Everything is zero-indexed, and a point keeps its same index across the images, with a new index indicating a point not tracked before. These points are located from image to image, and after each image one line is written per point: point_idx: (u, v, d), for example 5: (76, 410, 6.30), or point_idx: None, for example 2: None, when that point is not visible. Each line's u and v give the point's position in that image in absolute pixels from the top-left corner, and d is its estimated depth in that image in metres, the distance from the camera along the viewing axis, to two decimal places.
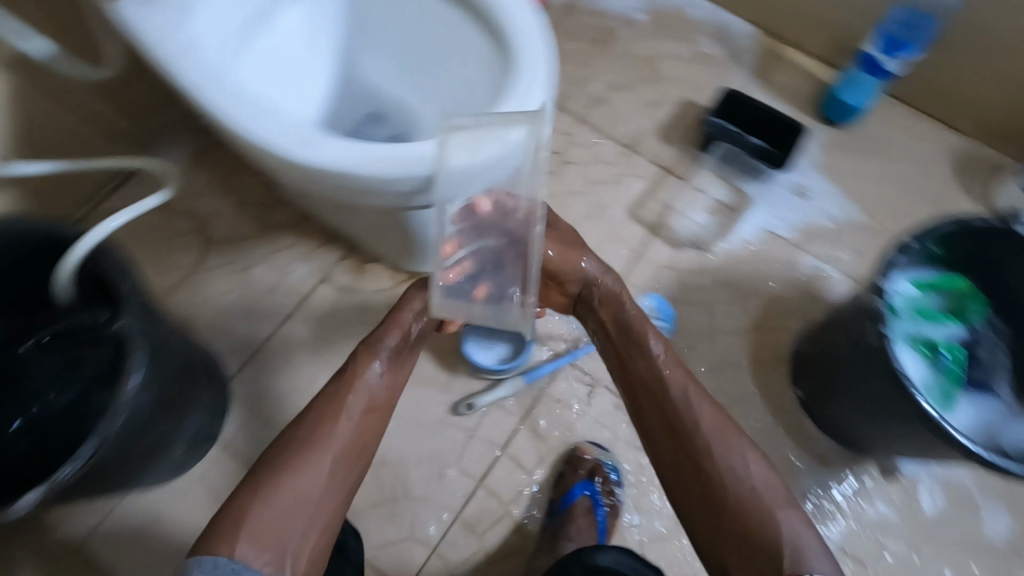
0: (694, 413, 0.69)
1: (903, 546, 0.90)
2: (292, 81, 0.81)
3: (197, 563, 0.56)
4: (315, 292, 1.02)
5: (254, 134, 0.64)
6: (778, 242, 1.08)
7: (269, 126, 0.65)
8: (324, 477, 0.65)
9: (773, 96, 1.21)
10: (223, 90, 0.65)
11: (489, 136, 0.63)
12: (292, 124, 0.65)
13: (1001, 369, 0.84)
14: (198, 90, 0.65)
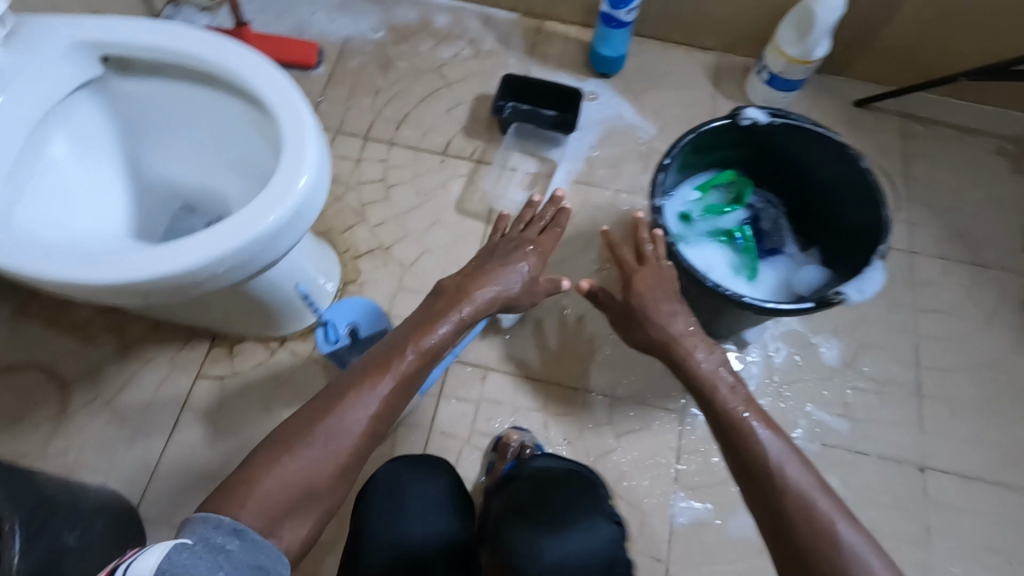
0: (799, 480, 0.62)
1: (771, 398, 1.06)
2: (72, 208, 0.81)
3: (197, 518, 0.52)
4: (194, 391, 1.03)
5: (52, 276, 0.65)
6: (596, 190, 1.22)
7: (65, 263, 0.66)
8: (327, 492, 0.60)
9: (550, 66, 1.34)
10: (7, 243, 0.66)
11: (277, 198, 0.69)
12: (88, 253, 0.67)
13: (787, 232, 1.02)
14: None
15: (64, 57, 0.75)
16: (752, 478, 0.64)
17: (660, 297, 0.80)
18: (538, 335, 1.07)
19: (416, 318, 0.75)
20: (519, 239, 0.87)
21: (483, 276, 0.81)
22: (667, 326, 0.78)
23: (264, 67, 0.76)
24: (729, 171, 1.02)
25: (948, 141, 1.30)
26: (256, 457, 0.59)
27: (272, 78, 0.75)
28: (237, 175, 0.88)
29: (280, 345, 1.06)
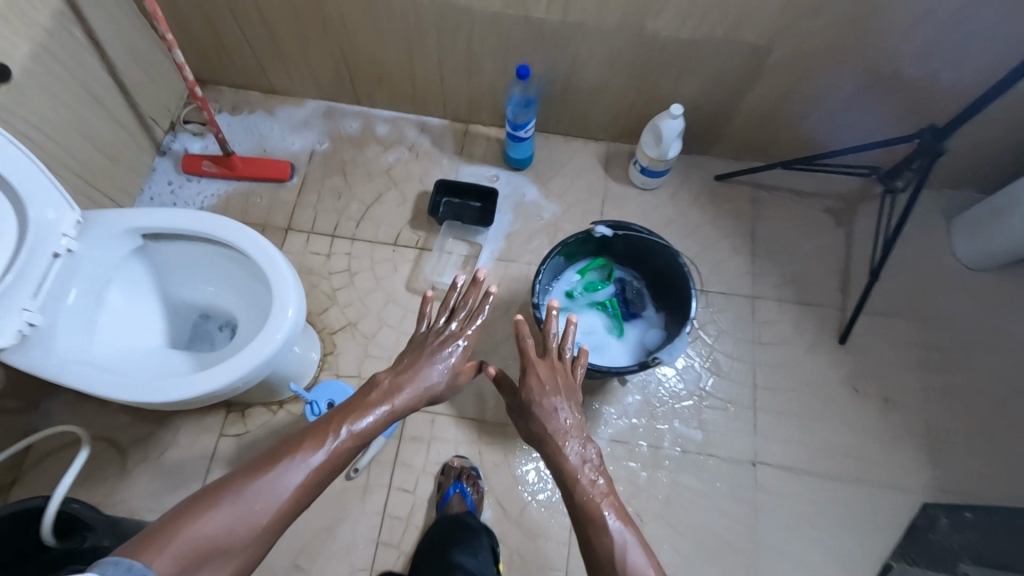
0: (631, 558, 0.89)
1: (645, 419, 1.43)
2: (127, 337, 1.16)
3: (113, 561, 0.68)
4: (219, 447, 1.39)
5: (133, 400, 1.00)
6: (513, 265, 1.58)
7: (140, 390, 1.01)
8: (248, 542, 0.79)
9: (476, 163, 1.69)
10: (102, 380, 1.01)
11: (270, 334, 1.04)
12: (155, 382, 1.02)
13: (646, 299, 1.39)
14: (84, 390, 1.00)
15: (117, 239, 1.10)
16: (595, 552, 0.91)
17: (549, 391, 1.07)
18: (472, 386, 1.44)
19: (347, 408, 0.99)
20: (440, 332, 1.12)
21: (413, 374, 1.06)
22: (549, 421, 1.05)
23: (255, 238, 1.11)
24: (599, 257, 1.39)
25: (790, 203, 1.66)
26: (189, 511, 0.79)
27: (261, 246, 1.10)
28: (239, 298, 1.23)
29: (279, 407, 1.42)
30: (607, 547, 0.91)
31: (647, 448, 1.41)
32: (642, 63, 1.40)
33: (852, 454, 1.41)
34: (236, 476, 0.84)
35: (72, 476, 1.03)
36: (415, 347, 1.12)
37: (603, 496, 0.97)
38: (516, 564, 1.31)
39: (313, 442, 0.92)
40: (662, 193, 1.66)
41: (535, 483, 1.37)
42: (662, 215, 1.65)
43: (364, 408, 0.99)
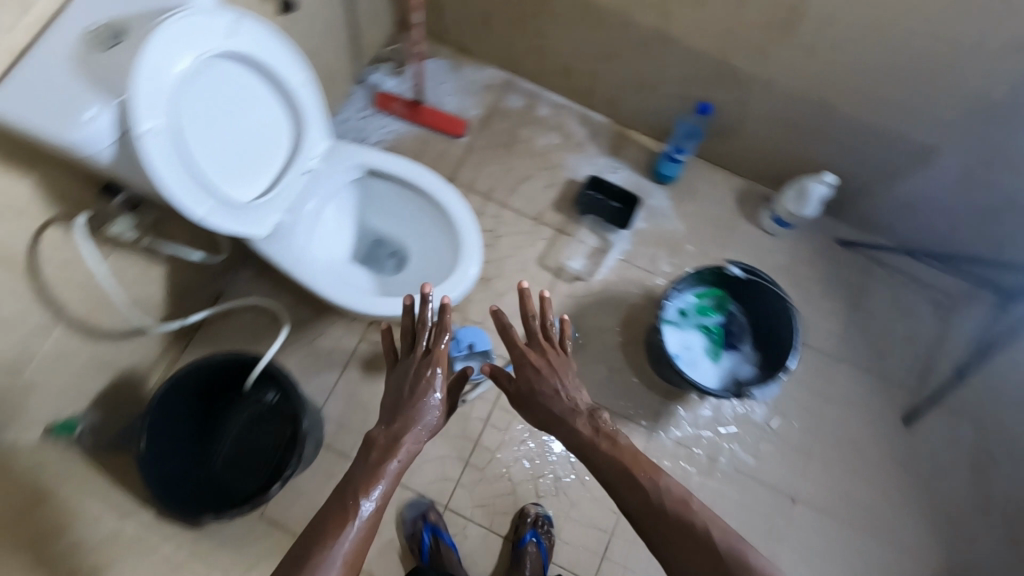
0: (669, 501, 0.97)
1: (710, 434, 1.64)
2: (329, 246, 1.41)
3: None
4: (358, 348, 1.66)
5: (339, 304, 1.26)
6: (632, 269, 1.77)
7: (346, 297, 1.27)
8: None
9: (624, 167, 1.86)
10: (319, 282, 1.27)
11: (455, 282, 1.27)
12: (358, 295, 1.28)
13: (745, 335, 1.56)
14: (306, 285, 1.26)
15: (347, 172, 1.34)
16: (636, 501, 0.99)
17: (548, 377, 1.13)
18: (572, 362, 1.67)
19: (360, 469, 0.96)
20: (407, 357, 1.09)
21: (406, 418, 1.02)
22: (554, 401, 1.12)
23: (456, 199, 1.33)
24: (717, 288, 1.56)
25: (897, 284, 1.78)
26: None
27: (459, 208, 1.33)
28: (418, 237, 1.47)
29: (412, 330, 1.69)
30: (641, 492, 0.99)
31: (705, 458, 1.62)
32: (803, 129, 1.50)
33: (880, 517, 1.59)
34: None
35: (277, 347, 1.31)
36: (394, 387, 1.06)
37: (627, 452, 1.05)
38: (572, 515, 1.56)
39: (345, 519, 0.89)
40: (784, 241, 1.80)
41: None
42: (778, 261, 1.78)
43: (376, 474, 0.95)
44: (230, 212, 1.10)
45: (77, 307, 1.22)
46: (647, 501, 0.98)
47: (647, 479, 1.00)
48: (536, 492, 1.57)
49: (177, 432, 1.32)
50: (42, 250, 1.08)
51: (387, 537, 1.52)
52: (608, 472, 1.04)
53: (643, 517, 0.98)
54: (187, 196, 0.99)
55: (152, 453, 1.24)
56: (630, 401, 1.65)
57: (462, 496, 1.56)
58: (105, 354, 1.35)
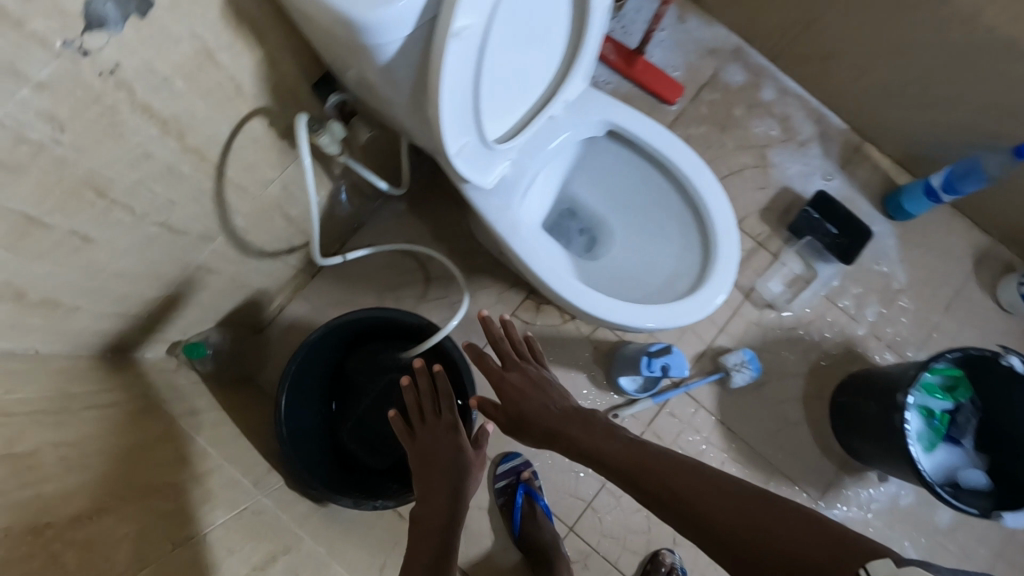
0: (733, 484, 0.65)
1: (883, 523, 1.40)
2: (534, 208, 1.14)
3: None
4: (506, 324, 1.43)
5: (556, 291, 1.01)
6: (835, 310, 1.49)
7: (564, 286, 1.01)
8: None
9: (852, 187, 1.55)
10: (537, 257, 1.01)
11: (695, 306, 1.01)
12: (578, 287, 1.02)
13: (971, 430, 1.29)
14: (521, 258, 1.00)
15: (593, 127, 1.06)
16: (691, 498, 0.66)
17: (529, 396, 0.87)
18: (744, 401, 1.43)
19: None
20: (423, 424, 0.89)
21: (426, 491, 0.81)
22: (541, 412, 0.85)
23: (724, 203, 1.05)
24: (959, 368, 1.25)
25: None
26: None
27: (724, 214, 1.05)
28: (632, 226, 1.20)
29: (570, 318, 1.45)
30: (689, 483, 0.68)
31: None
32: None
33: None
34: None
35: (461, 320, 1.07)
36: (421, 456, 0.86)
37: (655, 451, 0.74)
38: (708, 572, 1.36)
39: None
40: (1017, 323, 1.51)
41: None
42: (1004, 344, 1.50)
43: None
44: (474, 159, 0.87)
45: (245, 217, 0.99)
46: (710, 508, 0.64)
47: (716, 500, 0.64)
48: (673, 538, 1.37)
49: (316, 383, 1.12)
50: (238, 145, 0.84)
51: (500, 545, 1.34)
52: (648, 478, 0.72)
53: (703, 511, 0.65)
54: (452, 126, 0.78)
55: (291, 402, 1.04)
56: (800, 462, 1.42)
57: (591, 521, 1.36)
58: (247, 271, 1.13)
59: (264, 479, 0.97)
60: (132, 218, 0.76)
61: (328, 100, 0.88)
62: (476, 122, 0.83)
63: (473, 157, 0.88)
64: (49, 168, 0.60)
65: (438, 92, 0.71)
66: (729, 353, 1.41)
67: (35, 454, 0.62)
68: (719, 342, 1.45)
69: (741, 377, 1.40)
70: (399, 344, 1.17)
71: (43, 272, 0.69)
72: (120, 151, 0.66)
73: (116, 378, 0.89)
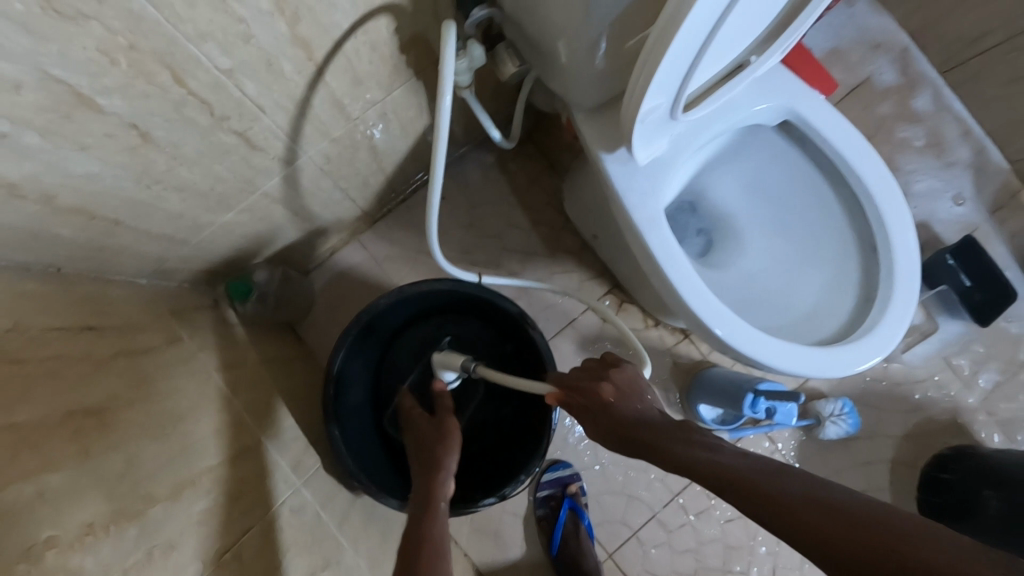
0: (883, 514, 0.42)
1: None
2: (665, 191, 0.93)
3: None
4: (581, 317, 1.25)
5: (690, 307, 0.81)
6: (950, 372, 1.30)
7: (700, 302, 0.82)
8: None
9: (1000, 237, 1.34)
10: (676, 261, 0.81)
11: (846, 361, 0.82)
12: (716, 306, 0.82)
13: None
14: (657, 259, 0.81)
15: (770, 113, 0.85)
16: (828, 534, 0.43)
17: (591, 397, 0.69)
18: (827, 455, 1.26)
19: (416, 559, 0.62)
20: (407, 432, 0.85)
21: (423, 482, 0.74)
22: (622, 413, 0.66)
23: (912, 243, 0.84)
24: None
25: None
26: None
27: (910, 256, 0.84)
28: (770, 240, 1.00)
29: (654, 325, 1.27)
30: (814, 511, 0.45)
31: None
32: None
33: None
34: None
35: None
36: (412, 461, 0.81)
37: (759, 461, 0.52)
38: None
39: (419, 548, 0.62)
40: None
41: None
42: None
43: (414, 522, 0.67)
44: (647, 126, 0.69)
45: (330, 142, 0.79)
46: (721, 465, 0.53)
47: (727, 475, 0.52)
48: None
49: (374, 352, 0.95)
50: (352, 48, 0.64)
51: (530, 558, 1.20)
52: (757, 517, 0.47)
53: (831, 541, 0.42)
54: (660, 80, 0.60)
55: (342, 370, 0.87)
56: None
57: (634, 552, 1.21)
58: (312, 206, 0.94)
59: (301, 461, 0.80)
60: (207, 120, 0.57)
61: (470, 15, 0.66)
62: (679, 81, 0.64)
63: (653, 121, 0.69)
64: (119, 27, 0.41)
65: (678, 27, 0.53)
66: (824, 401, 1.23)
67: (41, 424, 0.45)
68: (812, 383, 1.27)
69: (833, 430, 1.22)
70: (475, 329, 0.99)
71: (86, 171, 0.50)
72: (215, 23, 0.47)
73: (148, 314, 0.71)
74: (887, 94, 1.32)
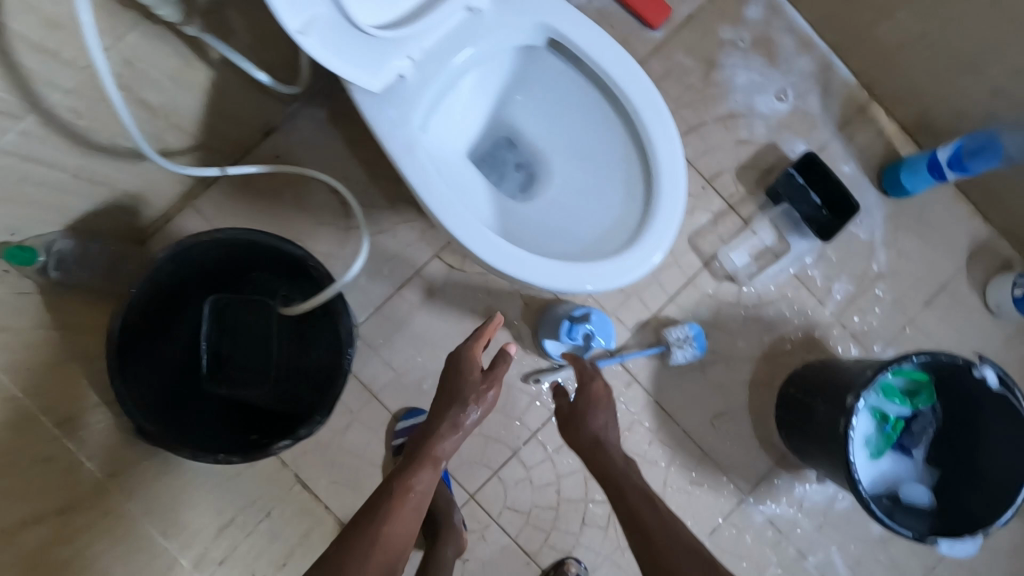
0: None
1: (811, 526, 1.29)
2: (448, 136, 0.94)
3: None
4: (428, 266, 1.25)
5: (450, 230, 0.81)
6: (805, 292, 1.31)
7: (462, 227, 0.81)
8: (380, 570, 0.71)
9: (849, 153, 1.33)
10: (433, 185, 0.81)
11: (627, 270, 0.83)
12: (480, 227, 0.82)
13: (926, 439, 1.16)
14: (413, 186, 0.81)
15: (525, 30, 0.85)
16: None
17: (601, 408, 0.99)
18: (683, 381, 1.28)
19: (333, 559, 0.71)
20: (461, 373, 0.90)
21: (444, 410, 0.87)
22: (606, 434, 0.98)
23: (676, 148, 0.86)
24: (926, 374, 1.12)
25: None
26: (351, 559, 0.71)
27: (674, 167, 0.86)
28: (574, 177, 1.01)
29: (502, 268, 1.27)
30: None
31: (795, 551, 1.28)
32: None
33: None
34: (369, 524, 0.75)
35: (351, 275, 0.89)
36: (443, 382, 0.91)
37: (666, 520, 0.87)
38: (616, 557, 1.26)
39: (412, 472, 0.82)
40: (1005, 330, 1.35)
41: (680, 505, 1.27)
42: (986, 355, 1.34)
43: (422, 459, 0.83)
44: (336, 35, 0.69)
45: (68, 96, 0.78)
46: None
47: (650, 528, 0.86)
48: (584, 518, 1.25)
49: (179, 317, 0.97)
50: None
51: None
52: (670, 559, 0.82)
53: None
54: None
55: (132, 337, 0.88)
56: (733, 454, 1.29)
57: (494, 491, 1.24)
58: (97, 169, 0.94)
59: None
60: None
61: None
62: None
63: (339, 38, 0.69)
64: None
65: None
66: (674, 327, 1.24)
67: None
68: (666, 313, 1.29)
69: (683, 355, 1.23)
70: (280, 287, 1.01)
71: None
72: None
73: None
74: (725, 16, 1.31)
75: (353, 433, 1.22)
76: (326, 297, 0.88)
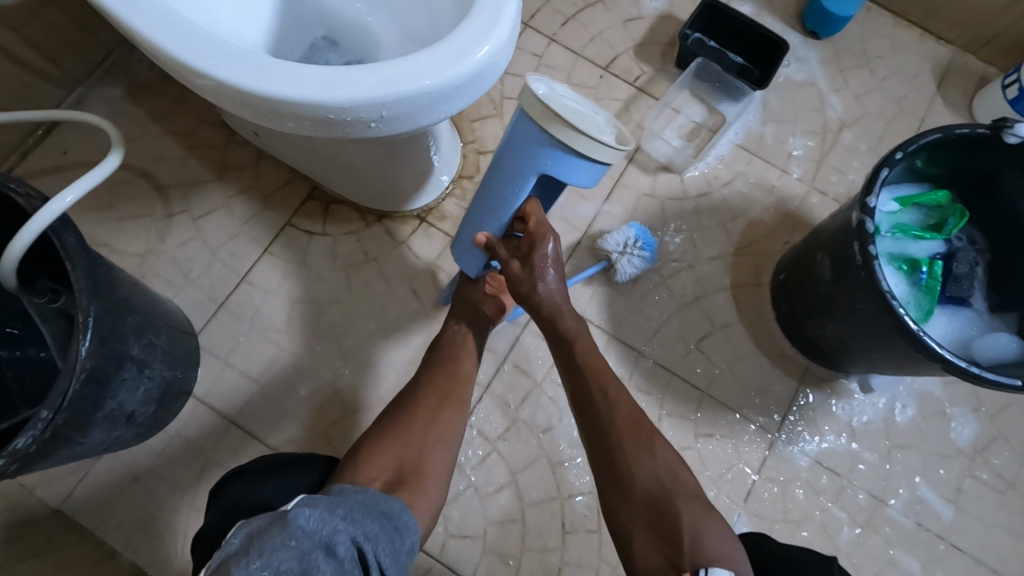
0: (719, 534, 0.55)
1: (876, 456, 0.92)
2: (221, 18, 0.71)
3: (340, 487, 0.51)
4: (280, 239, 0.96)
5: (191, 63, 0.56)
6: (760, 162, 1.04)
7: (208, 55, 0.57)
8: (418, 431, 0.63)
9: (756, 5, 1.12)
10: (158, 14, 0.58)
11: (460, 52, 0.56)
12: (236, 51, 0.57)
13: (979, 281, 0.84)
14: (127, 19, 0.57)
15: None
16: (674, 504, 0.58)
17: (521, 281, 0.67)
18: (644, 305, 0.96)
19: (383, 421, 0.65)
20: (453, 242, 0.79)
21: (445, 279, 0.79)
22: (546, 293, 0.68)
23: None
24: (942, 191, 0.83)
25: None
26: (376, 431, 0.63)
27: None
28: (409, 48, 0.78)
29: (377, 220, 0.98)
30: (687, 497, 0.59)
31: (866, 496, 0.91)
32: None
33: None
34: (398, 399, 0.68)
35: (75, 198, 0.58)
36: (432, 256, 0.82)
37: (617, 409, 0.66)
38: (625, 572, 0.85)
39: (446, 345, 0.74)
40: None
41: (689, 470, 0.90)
42: None
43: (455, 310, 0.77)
44: None
45: None
46: (633, 506, 0.60)
47: (593, 384, 0.68)
48: (564, 525, 0.87)
49: None
50: None
51: None
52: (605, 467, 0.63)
53: (651, 518, 0.58)
54: None
55: None
56: (739, 385, 0.94)
57: None
58: None
59: None
60: None
61: None
62: None
63: None
64: None
65: None
66: (612, 233, 0.94)
67: None
68: (597, 226, 0.99)
69: (633, 265, 0.93)
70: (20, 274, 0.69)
71: None
72: None
73: None
74: None
75: (209, 482, 0.86)
76: (18, 248, 0.57)
